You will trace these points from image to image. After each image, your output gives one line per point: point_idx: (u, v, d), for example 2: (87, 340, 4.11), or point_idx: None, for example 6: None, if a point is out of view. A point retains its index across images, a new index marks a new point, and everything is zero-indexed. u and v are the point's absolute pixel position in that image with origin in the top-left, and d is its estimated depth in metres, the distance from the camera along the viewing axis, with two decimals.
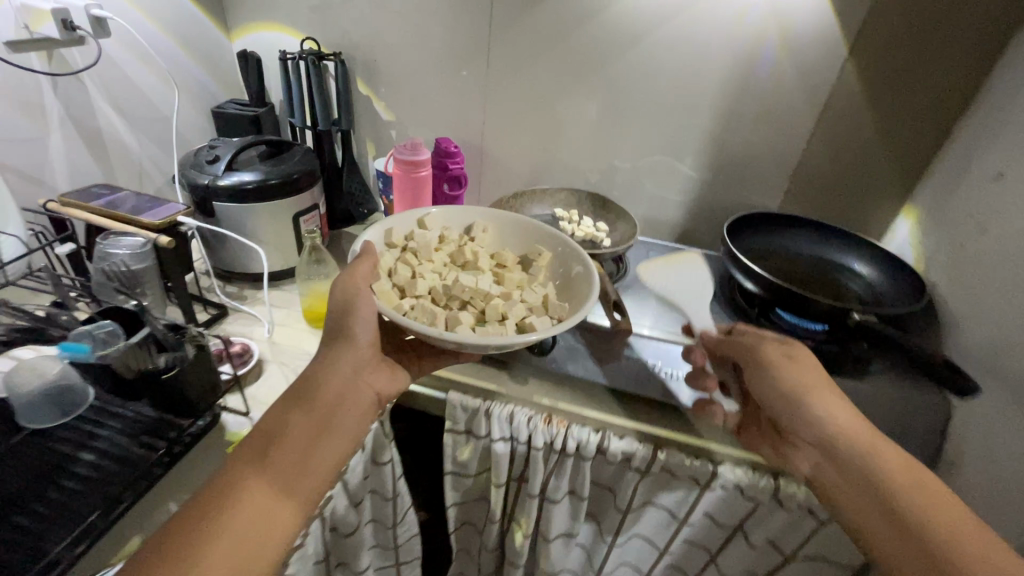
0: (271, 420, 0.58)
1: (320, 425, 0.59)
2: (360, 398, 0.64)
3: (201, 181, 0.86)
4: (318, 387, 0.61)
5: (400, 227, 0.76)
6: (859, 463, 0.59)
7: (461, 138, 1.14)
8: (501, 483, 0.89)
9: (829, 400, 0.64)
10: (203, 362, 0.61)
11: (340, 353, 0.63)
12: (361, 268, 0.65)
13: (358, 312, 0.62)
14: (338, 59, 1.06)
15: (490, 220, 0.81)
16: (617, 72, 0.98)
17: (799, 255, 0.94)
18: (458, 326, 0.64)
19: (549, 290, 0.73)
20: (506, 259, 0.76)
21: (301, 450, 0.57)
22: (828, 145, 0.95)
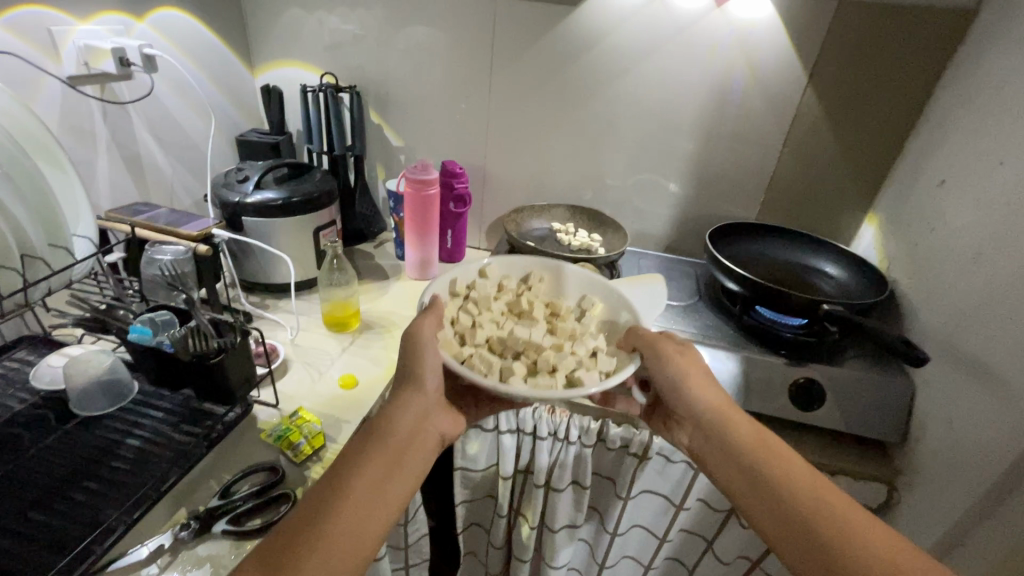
0: (341, 464, 0.60)
1: (390, 464, 0.61)
2: (423, 441, 0.66)
3: (232, 198, 0.94)
4: (388, 431, 0.63)
5: (464, 276, 0.79)
6: (719, 432, 0.65)
7: (465, 161, 1.24)
8: (509, 475, 0.94)
9: (701, 385, 0.68)
10: (243, 349, 0.70)
11: (408, 398, 0.66)
12: (427, 320, 0.67)
13: (426, 359, 0.65)
14: (353, 91, 1.17)
15: (547, 271, 0.83)
16: (605, 100, 1.10)
17: (776, 260, 1.04)
18: (511, 378, 0.65)
19: (601, 343, 0.72)
20: (562, 309, 0.76)
21: (377, 488, 0.58)
22: (797, 161, 1.06)
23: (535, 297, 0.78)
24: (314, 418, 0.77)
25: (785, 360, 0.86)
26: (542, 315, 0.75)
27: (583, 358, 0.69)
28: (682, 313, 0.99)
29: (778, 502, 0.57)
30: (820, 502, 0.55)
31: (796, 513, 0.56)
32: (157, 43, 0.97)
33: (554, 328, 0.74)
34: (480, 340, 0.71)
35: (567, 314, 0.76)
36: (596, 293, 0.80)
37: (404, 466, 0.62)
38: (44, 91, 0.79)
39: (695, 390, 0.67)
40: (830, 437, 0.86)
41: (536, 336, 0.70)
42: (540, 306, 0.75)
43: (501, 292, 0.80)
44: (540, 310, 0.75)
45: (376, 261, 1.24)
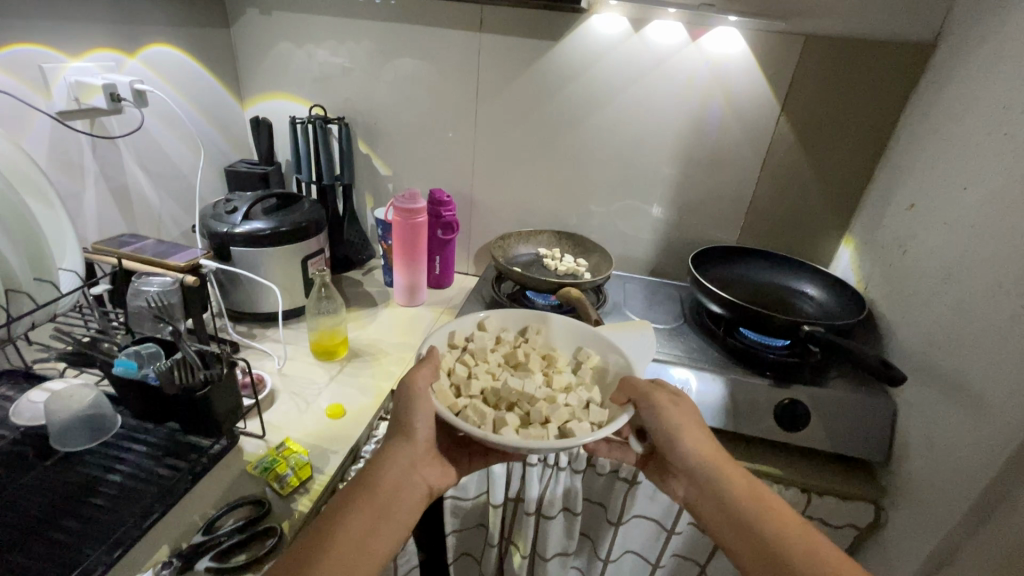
0: (326, 517, 0.60)
1: (377, 516, 0.61)
2: (412, 491, 0.66)
3: (221, 229, 0.95)
4: (376, 481, 0.64)
5: (462, 329, 0.79)
6: (713, 484, 0.66)
7: (452, 188, 1.27)
8: (499, 503, 0.94)
9: (694, 436, 0.69)
10: (230, 380, 0.69)
11: (397, 447, 0.66)
12: (421, 370, 0.68)
13: (418, 408, 0.66)
14: (342, 122, 1.19)
15: (544, 323, 0.83)
16: (588, 128, 1.13)
17: (757, 282, 1.07)
18: (502, 429, 0.65)
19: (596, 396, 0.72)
20: (557, 361, 0.77)
21: (362, 541, 0.59)
22: (774, 186, 1.10)
23: (532, 348, 0.79)
24: (301, 449, 0.76)
25: (770, 381, 0.87)
26: (538, 367, 0.76)
27: (576, 410, 0.69)
28: (668, 335, 1.00)
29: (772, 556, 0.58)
30: (811, 556, 0.56)
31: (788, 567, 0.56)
32: (148, 78, 0.99)
33: (549, 379, 0.74)
34: (475, 391, 0.71)
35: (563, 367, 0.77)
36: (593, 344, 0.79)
37: (390, 518, 0.62)
38: (34, 127, 0.80)
39: (689, 442, 0.68)
40: (817, 457, 0.87)
41: (529, 388, 0.71)
42: (536, 358, 0.76)
43: (498, 343, 0.80)
44: (536, 362, 0.76)
45: (365, 288, 1.25)
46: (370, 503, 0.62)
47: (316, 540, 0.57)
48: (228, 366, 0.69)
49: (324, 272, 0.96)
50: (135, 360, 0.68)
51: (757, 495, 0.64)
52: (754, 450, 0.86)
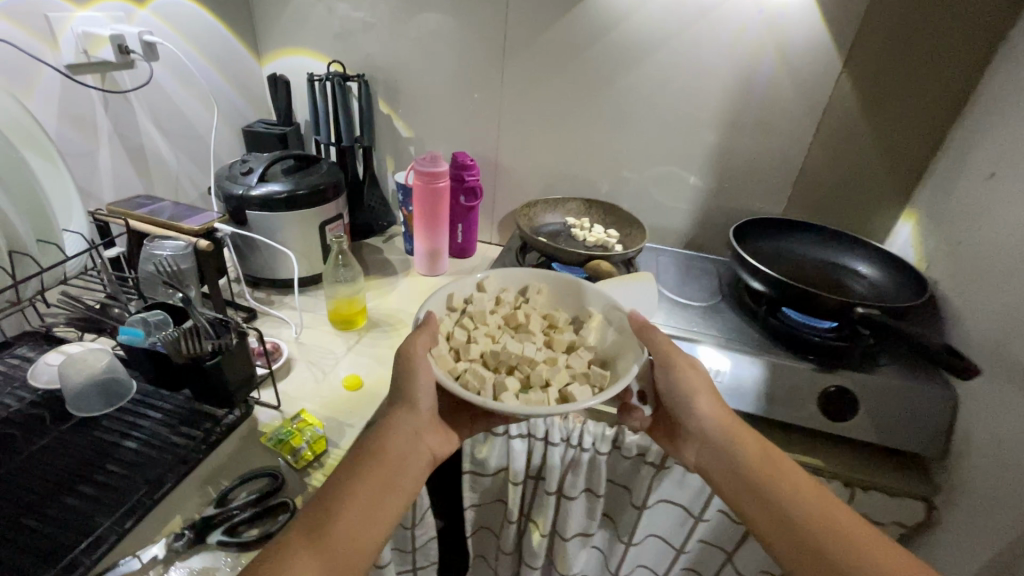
0: (338, 481, 0.57)
1: (386, 480, 0.59)
2: (416, 458, 0.63)
3: (236, 191, 0.92)
4: (384, 446, 0.61)
5: (460, 291, 0.75)
6: (727, 449, 0.63)
7: (477, 152, 1.20)
8: (519, 481, 0.91)
9: (710, 401, 0.66)
10: (240, 350, 0.66)
11: (404, 416, 0.64)
12: (419, 339, 0.65)
13: (418, 376, 0.63)
14: (361, 80, 1.13)
15: (547, 283, 0.78)
16: (623, 87, 1.04)
17: (804, 257, 0.98)
18: (502, 393, 0.62)
19: (598, 355, 0.69)
20: (558, 321, 0.73)
21: (374, 500, 0.57)
22: (829, 153, 0.99)
23: (532, 309, 0.75)
24: (316, 422, 0.73)
25: (814, 365, 0.81)
26: (538, 329, 0.72)
27: (576, 372, 0.67)
28: (703, 314, 0.93)
29: (796, 523, 0.55)
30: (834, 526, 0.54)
31: (807, 533, 0.54)
32: (160, 29, 0.94)
33: (550, 341, 0.71)
34: (474, 354, 0.68)
35: (564, 326, 0.73)
36: (596, 302, 0.74)
37: (399, 480, 0.60)
38: (42, 83, 0.77)
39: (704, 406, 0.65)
40: (865, 450, 0.80)
41: (528, 351, 0.68)
42: (537, 319, 0.72)
43: (497, 304, 0.75)
44: (537, 323, 0.72)
45: (385, 256, 1.21)
46: (380, 468, 0.59)
47: (329, 500, 0.55)
48: (238, 336, 0.67)
49: (343, 238, 0.92)
50: (141, 327, 0.65)
51: (770, 460, 0.61)
52: (793, 439, 0.80)
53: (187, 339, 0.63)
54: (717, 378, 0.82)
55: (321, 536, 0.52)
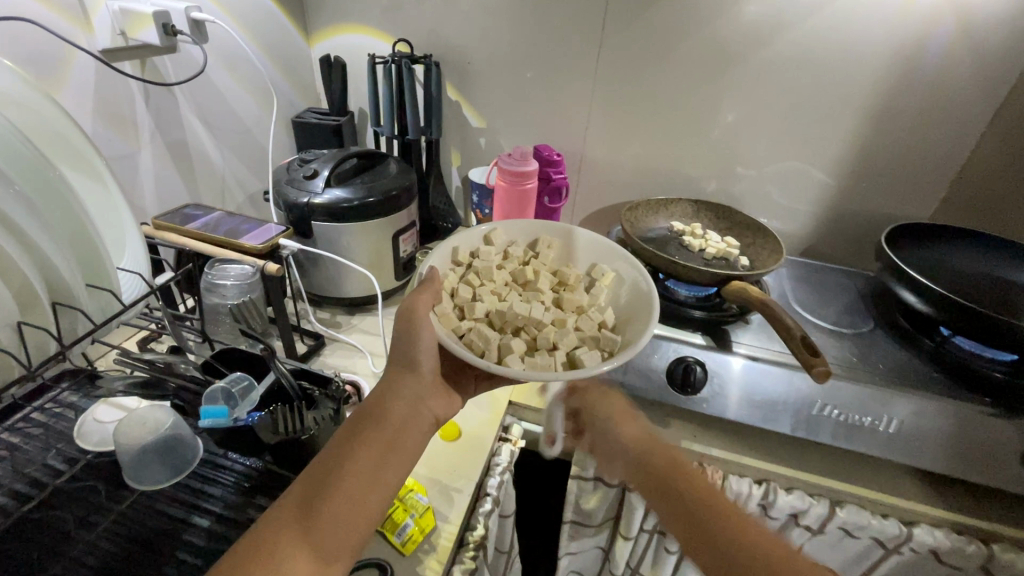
0: (333, 455, 0.49)
1: (384, 451, 0.51)
2: (418, 422, 0.54)
3: (300, 200, 0.78)
4: (381, 411, 0.53)
5: (465, 244, 0.69)
6: (646, 468, 0.56)
7: (559, 144, 1.04)
8: (633, 536, 0.78)
9: (627, 423, 0.61)
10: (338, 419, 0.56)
11: (399, 384, 0.55)
12: (422, 298, 0.55)
13: (421, 341, 0.54)
14: (431, 62, 0.98)
15: (557, 237, 0.73)
16: (748, 67, 0.87)
17: (966, 270, 0.83)
18: (507, 357, 0.57)
19: (610, 318, 0.64)
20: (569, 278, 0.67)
21: (370, 474, 0.49)
22: (1002, 147, 0.83)
23: (541, 266, 0.69)
24: (418, 486, 0.60)
25: (996, 411, 0.65)
26: (547, 287, 0.67)
27: (586, 335, 0.61)
28: (858, 343, 0.77)
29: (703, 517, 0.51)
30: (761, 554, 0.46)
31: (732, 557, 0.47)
32: (206, 4, 0.79)
33: (559, 301, 0.66)
34: (478, 314, 0.62)
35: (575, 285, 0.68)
36: (610, 260, 0.69)
37: (398, 450, 0.52)
38: (74, 72, 0.63)
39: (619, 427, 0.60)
40: None
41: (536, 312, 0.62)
42: (547, 276, 0.67)
43: (504, 259, 0.70)
44: (546, 280, 0.67)
45: None
46: (374, 440, 0.51)
47: (321, 477, 0.48)
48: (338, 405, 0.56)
49: None
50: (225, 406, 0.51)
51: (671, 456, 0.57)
52: (988, 505, 0.66)
53: (286, 415, 0.51)
54: (887, 429, 0.67)
55: (309, 517, 0.45)
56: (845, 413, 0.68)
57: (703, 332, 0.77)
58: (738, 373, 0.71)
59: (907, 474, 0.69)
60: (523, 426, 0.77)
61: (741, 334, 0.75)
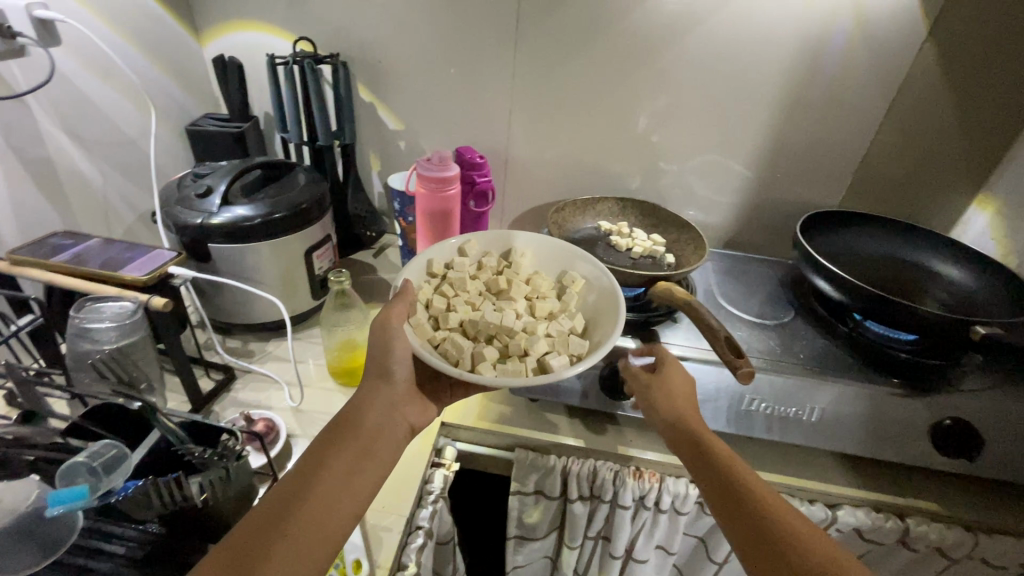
0: (311, 462, 0.50)
1: (360, 455, 0.51)
2: (388, 428, 0.56)
3: (192, 221, 0.70)
4: (357, 418, 0.54)
5: (439, 256, 0.72)
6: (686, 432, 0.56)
7: (483, 145, 1.00)
8: (577, 545, 0.77)
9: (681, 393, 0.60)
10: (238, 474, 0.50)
11: (373, 391, 0.56)
12: (395, 307, 0.58)
13: (394, 352, 0.57)
14: (338, 62, 0.91)
15: (530, 247, 0.76)
16: (664, 64, 0.87)
17: (869, 254, 0.88)
18: (479, 364, 0.60)
19: (579, 323, 0.67)
20: (541, 287, 0.71)
21: (349, 470, 0.50)
22: (898, 137, 0.88)
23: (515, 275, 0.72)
24: None
25: (905, 391, 0.68)
26: (520, 295, 0.70)
27: (556, 340, 0.65)
28: (778, 332, 0.79)
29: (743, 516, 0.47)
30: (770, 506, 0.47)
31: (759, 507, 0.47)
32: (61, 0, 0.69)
33: (531, 308, 0.69)
34: (453, 324, 0.65)
35: (546, 293, 0.71)
36: (579, 268, 0.72)
37: (374, 456, 0.52)
38: None
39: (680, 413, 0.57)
40: (986, 486, 0.70)
41: (508, 320, 0.65)
42: (519, 286, 0.70)
43: (478, 271, 0.73)
44: (520, 290, 0.70)
45: (379, 276, 1.02)
46: (352, 442, 0.52)
47: (302, 479, 0.48)
48: (231, 459, 0.49)
49: (344, 272, 0.72)
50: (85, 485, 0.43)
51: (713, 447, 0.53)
52: (903, 481, 0.69)
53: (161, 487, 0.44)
54: (811, 418, 0.68)
55: (286, 516, 0.44)
56: (772, 406, 0.69)
57: (633, 334, 0.77)
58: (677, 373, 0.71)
59: (830, 458, 0.72)
60: (457, 447, 0.72)
61: (668, 333, 0.76)
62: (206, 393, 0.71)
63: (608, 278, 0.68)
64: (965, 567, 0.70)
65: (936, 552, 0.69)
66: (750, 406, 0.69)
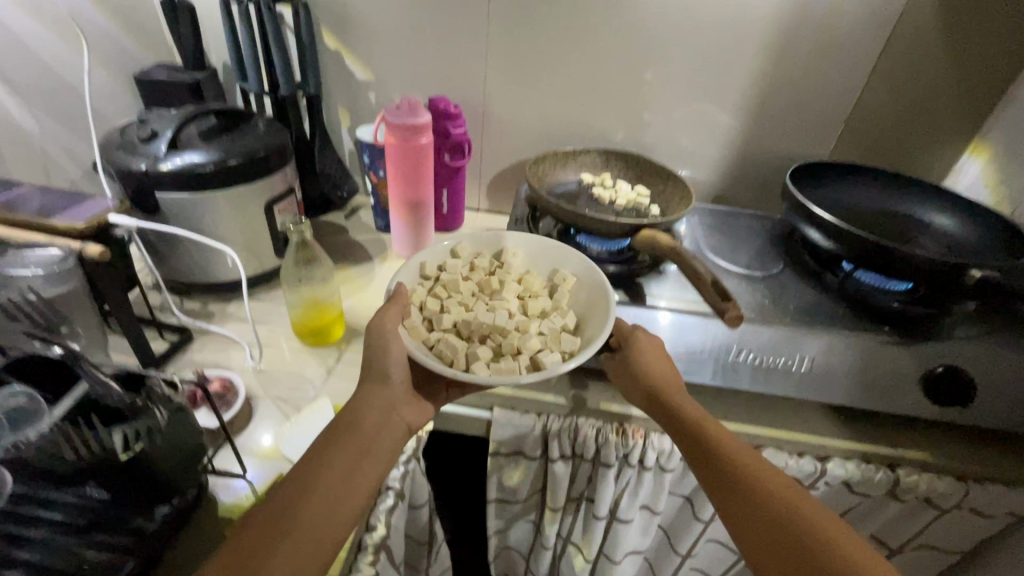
0: (309, 464, 0.48)
1: (358, 456, 0.50)
2: (386, 428, 0.53)
3: (137, 167, 0.64)
4: (355, 420, 0.52)
5: (432, 258, 0.68)
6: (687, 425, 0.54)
7: (458, 97, 0.95)
8: (560, 506, 0.74)
9: (670, 374, 0.58)
10: (177, 429, 0.46)
11: (371, 393, 0.54)
12: (390, 312, 0.57)
13: (391, 350, 0.55)
14: (297, 3, 0.84)
15: (523, 246, 0.71)
16: (648, 3, 0.82)
17: (859, 205, 0.85)
18: (472, 364, 0.57)
19: (572, 320, 0.63)
20: (534, 286, 0.66)
21: (345, 477, 0.48)
22: (891, 82, 0.84)
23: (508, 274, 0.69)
24: None
25: (894, 338, 0.66)
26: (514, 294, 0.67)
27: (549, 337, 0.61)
28: (767, 284, 0.76)
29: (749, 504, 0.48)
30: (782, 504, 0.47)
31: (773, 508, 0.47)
32: None
33: (524, 306, 0.65)
34: (447, 324, 0.61)
35: (539, 291, 0.66)
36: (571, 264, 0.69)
37: (373, 456, 0.51)
38: None
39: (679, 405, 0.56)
40: (978, 436, 0.68)
41: (501, 318, 0.61)
42: (512, 285, 0.65)
43: (470, 271, 0.68)
44: (512, 290, 0.65)
45: (351, 237, 0.97)
46: (348, 448, 0.50)
47: (299, 481, 0.47)
48: (170, 412, 0.46)
49: (304, 223, 0.66)
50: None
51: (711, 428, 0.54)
52: (894, 432, 0.67)
53: (70, 434, 0.39)
54: (800, 368, 0.65)
55: (281, 532, 0.43)
56: (760, 356, 0.65)
57: (616, 286, 0.74)
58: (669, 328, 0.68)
59: (821, 411, 0.69)
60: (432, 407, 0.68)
61: (653, 286, 0.72)
62: (159, 354, 0.66)
63: (598, 272, 0.65)
64: (953, 517, 0.69)
65: (924, 503, 0.68)
66: (740, 358, 0.66)
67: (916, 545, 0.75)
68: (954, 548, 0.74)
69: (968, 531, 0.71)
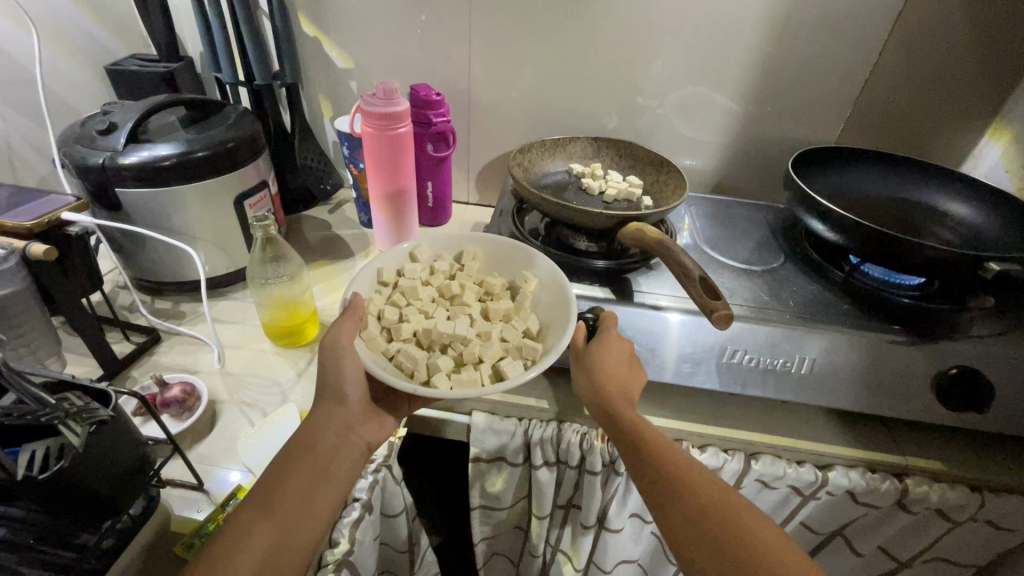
0: (259, 490, 0.45)
1: (315, 477, 0.47)
2: (344, 448, 0.50)
3: (96, 160, 0.61)
4: (309, 440, 0.49)
5: (392, 265, 0.64)
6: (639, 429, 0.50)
7: (443, 84, 0.90)
8: (546, 514, 0.71)
9: (627, 373, 0.55)
10: (105, 444, 0.42)
11: (326, 412, 0.51)
12: (346, 325, 0.53)
13: (346, 370, 0.51)
14: None
15: (483, 246, 0.67)
16: None
17: (867, 193, 0.79)
18: (434, 376, 0.53)
19: (534, 325, 0.60)
20: (495, 288, 0.63)
21: (302, 499, 0.46)
22: (903, 60, 0.78)
23: (468, 276, 0.64)
24: None
25: (903, 337, 0.61)
26: (475, 299, 0.62)
27: (511, 345, 0.58)
28: (766, 279, 0.71)
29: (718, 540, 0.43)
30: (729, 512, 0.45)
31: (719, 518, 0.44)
32: None
33: (485, 312, 0.61)
34: (407, 334, 0.57)
35: (501, 293, 0.63)
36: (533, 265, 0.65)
37: (330, 478, 0.48)
38: None
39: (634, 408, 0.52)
40: (996, 442, 0.62)
41: (460, 327, 0.58)
42: (472, 288, 0.62)
43: (430, 275, 0.65)
44: (472, 293, 0.62)
45: (334, 232, 0.93)
46: (306, 466, 0.48)
47: (252, 507, 0.44)
48: (94, 427, 0.41)
49: (269, 217, 0.62)
50: None
51: (666, 450, 0.49)
52: (899, 436, 0.62)
53: None
54: (801, 369, 0.60)
55: (236, 560, 0.41)
56: (756, 357, 0.61)
57: (604, 283, 0.69)
58: (672, 330, 0.63)
59: (823, 415, 0.65)
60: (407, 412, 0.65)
61: (643, 282, 0.68)
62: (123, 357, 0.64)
63: (558, 275, 0.61)
64: (968, 529, 0.64)
65: (936, 514, 0.63)
66: (736, 360, 0.61)
67: (926, 558, 0.70)
68: (969, 561, 0.69)
69: (986, 543, 0.66)
